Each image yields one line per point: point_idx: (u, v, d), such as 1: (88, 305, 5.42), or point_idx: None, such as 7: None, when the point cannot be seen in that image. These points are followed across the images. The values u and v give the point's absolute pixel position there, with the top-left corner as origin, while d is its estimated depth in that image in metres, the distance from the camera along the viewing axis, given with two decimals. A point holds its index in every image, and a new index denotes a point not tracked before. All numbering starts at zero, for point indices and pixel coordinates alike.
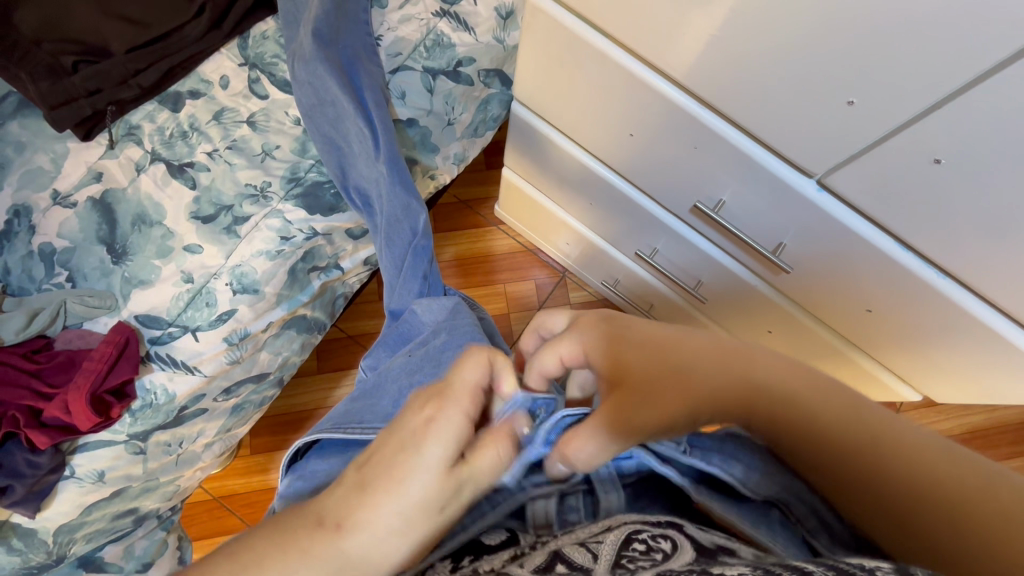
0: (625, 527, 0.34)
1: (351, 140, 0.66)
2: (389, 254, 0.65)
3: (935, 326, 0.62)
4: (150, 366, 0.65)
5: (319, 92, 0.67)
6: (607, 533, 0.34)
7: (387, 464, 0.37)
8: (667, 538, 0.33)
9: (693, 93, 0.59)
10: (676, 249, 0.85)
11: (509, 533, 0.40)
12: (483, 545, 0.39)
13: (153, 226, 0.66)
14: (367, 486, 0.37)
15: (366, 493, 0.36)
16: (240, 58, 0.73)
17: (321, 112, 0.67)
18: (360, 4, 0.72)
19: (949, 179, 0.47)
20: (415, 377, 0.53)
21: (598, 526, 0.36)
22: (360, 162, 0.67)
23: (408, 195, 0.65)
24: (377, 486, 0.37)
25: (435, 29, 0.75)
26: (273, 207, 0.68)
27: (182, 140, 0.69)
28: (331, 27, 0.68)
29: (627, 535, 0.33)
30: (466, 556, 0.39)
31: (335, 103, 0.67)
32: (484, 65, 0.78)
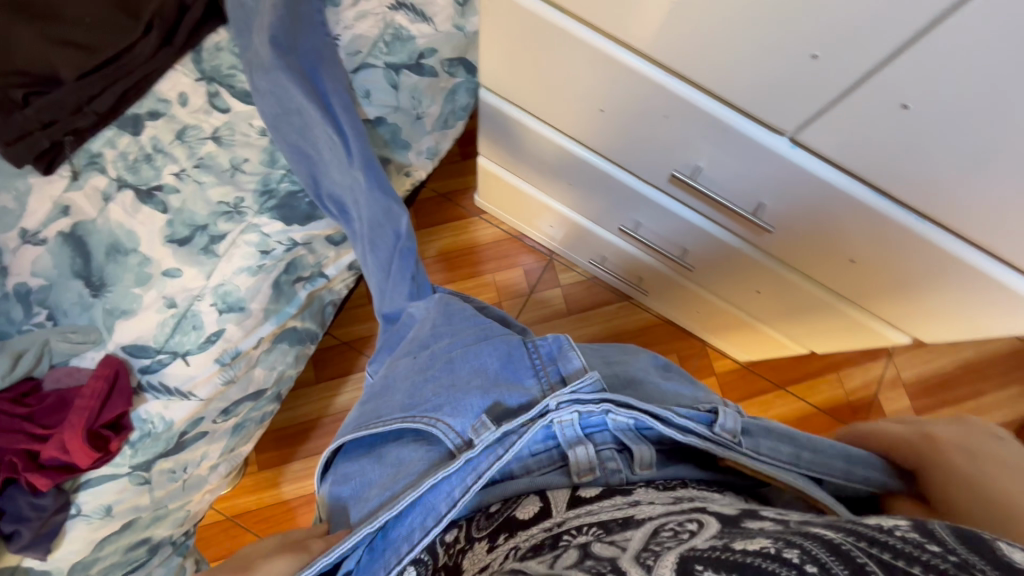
0: (652, 524, 0.34)
1: (320, 147, 0.65)
2: (374, 259, 0.65)
3: (918, 269, 0.63)
4: (144, 396, 0.64)
5: (283, 101, 0.66)
6: (633, 530, 0.34)
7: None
8: (694, 522, 0.33)
9: (659, 63, 0.58)
10: (659, 221, 0.85)
11: (540, 505, 0.42)
12: (516, 521, 0.41)
13: (128, 254, 0.65)
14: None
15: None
16: (196, 73, 0.71)
17: (287, 121, 0.66)
18: (313, 5, 0.70)
19: (917, 122, 0.47)
20: (429, 373, 0.51)
21: (622, 516, 0.37)
22: (332, 170, 0.65)
23: (388, 198, 0.64)
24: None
25: (393, 23, 0.73)
26: (248, 222, 0.67)
27: (146, 163, 0.68)
28: (287, 32, 0.66)
29: (655, 528, 0.33)
30: (501, 534, 0.41)
31: (300, 112, 0.65)
32: (447, 54, 0.77)
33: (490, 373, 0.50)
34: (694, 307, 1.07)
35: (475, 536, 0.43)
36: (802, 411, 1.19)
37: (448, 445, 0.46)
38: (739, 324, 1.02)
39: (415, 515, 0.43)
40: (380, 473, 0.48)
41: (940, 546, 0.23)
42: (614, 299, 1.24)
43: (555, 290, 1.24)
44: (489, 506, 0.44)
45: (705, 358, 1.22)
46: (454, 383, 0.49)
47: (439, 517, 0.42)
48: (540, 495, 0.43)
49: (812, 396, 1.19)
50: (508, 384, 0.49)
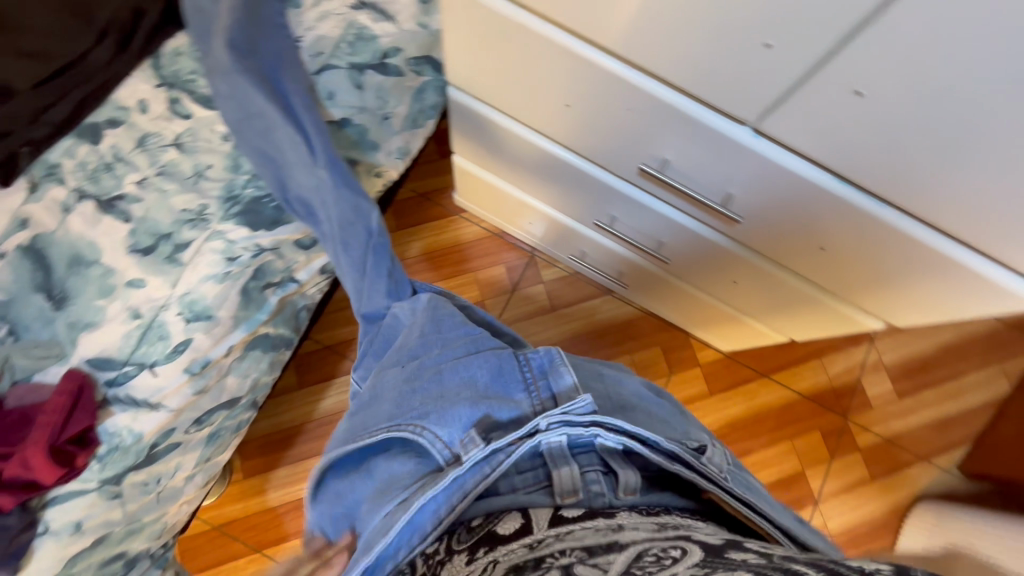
0: (634, 550, 0.37)
1: (285, 149, 0.65)
2: (347, 258, 0.64)
3: (885, 255, 0.64)
4: (110, 409, 0.63)
5: (244, 106, 0.66)
6: (616, 553, 0.36)
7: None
8: (677, 548, 0.36)
9: (618, 55, 0.58)
10: (634, 215, 0.85)
11: (522, 521, 0.42)
12: (498, 535, 0.41)
13: (90, 265, 0.63)
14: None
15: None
16: (155, 79, 0.70)
17: (249, 125, 0.66)
18: (272, 7, 0.69)
19: (871, 109, 0.47)
20: (416, 385, 0.51)
21: (605, 539, 0.38)
22: (298, 172, 0.65)
23: (355, 195, 0.64)
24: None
25: (355, 22, 0.73)
26: (213, 229, 0.66)
27: (107, 173, 0.66)
28: (245, 35, 0.66)
29: (639, 552, 0.36)
30: (481, 548, 0.40)
31: (263, 115, 0.65)
32: (412, 53, 0.76)
33: (479, 386, 0.50)
34: (675, 299, 1.08)
35: (455, 548, 0.42)
36: (788, 398, 1.20)
37: (436, 458, 0.45)
38: (719, 315, 1.03)
39: (401, 533, 0.41)
40: (369, 488, 0.48)
41: None
42: (597, 293, 1.24)
43: (539, 286, 1.24)
44: (472, 519, 0.43)
45: (688, 351, 1.22)
46: (443, 395, 0.49)
47: (423, 532, 0.41)
48: (523, 511, 0.42)
49: (796, 382, 1.20)
50: (498, 396, 0.49)
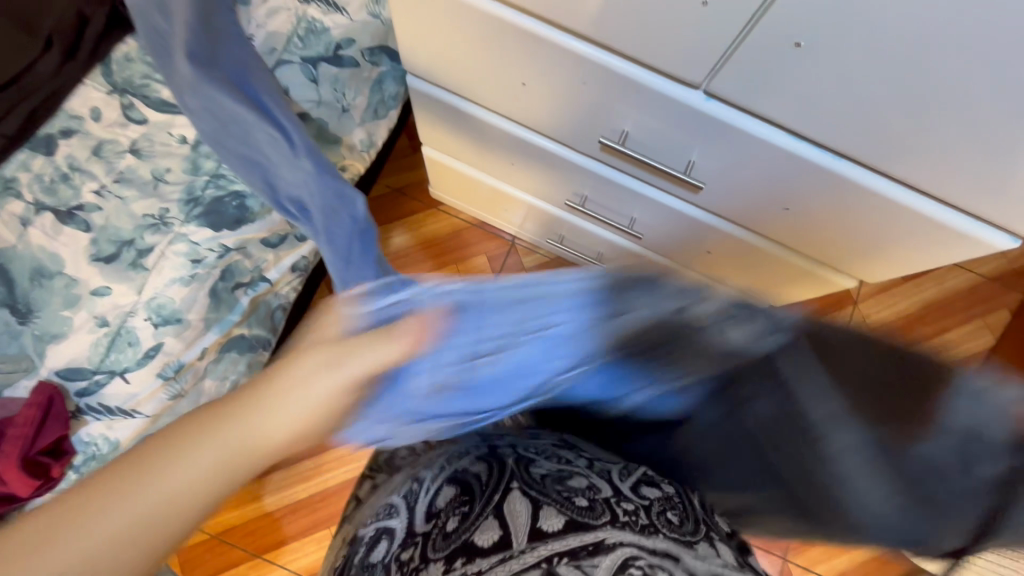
0: (622, 551, 0.36)
1: (267, 151, 0.63)
2: (331, 247, 0.61)
3: (847, 211, 0.64)
4: (84, 419, 0.63)
5: (217, 114, 0.65)
6: (602, 554, 0.36)
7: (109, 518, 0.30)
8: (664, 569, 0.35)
9: (563, 27, 0.57)
10: (603, 191, 0.85)
11: (500, 533, 0.40)
12: (475, 546, 0.40)
13: (53, 277, 0.63)
14: (206, 439, 0.33)
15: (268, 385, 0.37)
16: (107, 86, 0.69)
17: (227, 132, 0.65)
18: (226, 14, 0.68)
19: (813, 59, 0.47)
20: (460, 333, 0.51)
21: (591, 540, 0.37)
22: (283, 170, 0.63)
23: (338, 182, 0.62)
24: (171, 469, 0.32)
25: (306, 16, 0.73)
26: (175, 232, 0.66)
27: (64, 183, 0.66)
28: (203, 45, 0.65)
29: (623, 560, 0.35)
30: (458, 558, 0.39)
31: (238, 120, 0.64)
32: (366, 43, 0.76)
33: None
34: None
35: (430, 557, 0.41)
36: None
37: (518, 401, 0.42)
38: None
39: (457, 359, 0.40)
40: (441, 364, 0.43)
41: None
42: None
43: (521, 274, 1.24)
44: (448, 525, 0.43)
45: None
46: None
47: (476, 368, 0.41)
48: (499, 522, 0.41)
49: None
50: None
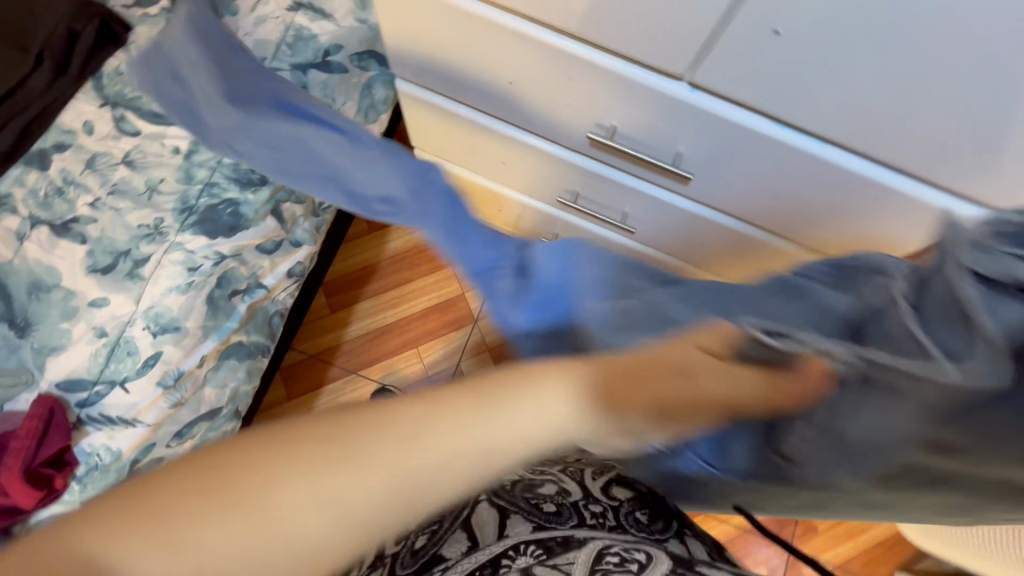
0: (591, 547, 0.48)
1: (333, 158, 0.58)
2: None
3: (837, 197, 0.64)
4: (85, 430, 0.63)
5: (274, 142, 0.61)
6: (574, 552, 0.47)
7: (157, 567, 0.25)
8: (636, 551, 0.47)
9: (547, 24, 0.58)
10: (595, 188, 0.86)
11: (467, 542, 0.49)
12: (443, 556, 0.48)
13: (51, 290, 0.64)
14: (284, 510, 0.26)
15: (376, 437, 0.28)
16: (98, 99, 0.70)
17: (287, 158, 0.60)
18: (237, 46, 0.67)
19: (791, 46, 0.48)
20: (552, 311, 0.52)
21: (560, 536, 0.49)
22: (356, 170, 0.57)
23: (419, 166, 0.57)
24: (242, 538, 0.26)
25: (293, 24, 0.75)
26: (171, 241, 0.66)
27: (58, 197, 0.67)
28: (235, 85, 0.63)
29: (600, 551, 0.47)
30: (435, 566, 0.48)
31: (298, 140, 0.60)
32: (354, 49, 0.76)
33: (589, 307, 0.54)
34: None
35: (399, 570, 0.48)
36: None
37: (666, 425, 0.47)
38: None
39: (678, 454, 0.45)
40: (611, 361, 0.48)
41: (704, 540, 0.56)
42: None
43: None
44: (416, 544, 0.50)
45: None
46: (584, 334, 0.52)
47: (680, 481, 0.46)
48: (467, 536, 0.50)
49: None
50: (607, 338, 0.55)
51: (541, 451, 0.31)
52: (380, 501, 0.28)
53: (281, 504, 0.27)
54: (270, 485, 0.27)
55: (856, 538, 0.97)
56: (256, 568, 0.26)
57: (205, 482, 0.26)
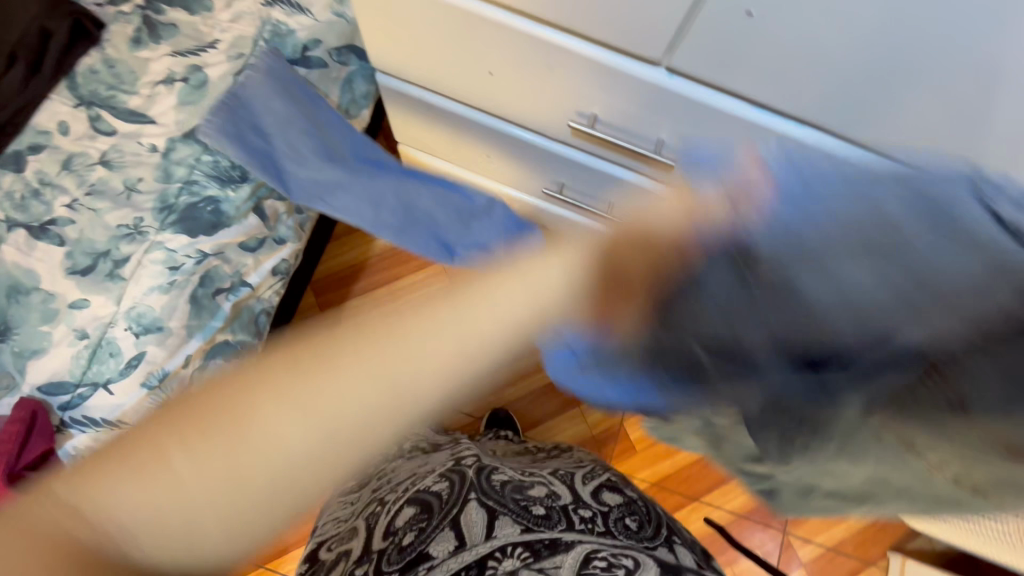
0: (575, 551, 0.48)
1: (436, 214, 0.69)
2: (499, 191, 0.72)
3: None
4: (69, 433, 0.62)
5: (374, 199, 0.70)
6: (560, 557, 0.48)
7: (140, 513, 0.21)
8: (624, 559, 0.48)
9: (524, 13, 0.58)
10: (580, 177, 0.86)
11: (455, 542, 0.50)
12: (430, 555, 0.49)
13: (29, 293, 0.63)
14: (236, 440, 0.20)
15: (319, 362, 0.19)
16: (73, 99, 0.69)
17: (385, 211, 0.71)
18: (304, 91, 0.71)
19: (765, 27, 0.48)
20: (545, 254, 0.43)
21: (547, 538, 0.50)
22: (451, 230, 0.68)
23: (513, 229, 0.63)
24: (198, 474, 0.20)
25: (270, 20, 0.73)
26: (151, 241, 0.65)
27: (35, 199, 0.66)
28: (324, 143, 0.71)
29: (587, 556, 0.48)
30: (422, 565, 0.49)
31: (398, 198, 0.71)
32: (333, 44, 0.75)
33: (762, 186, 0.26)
34: None
35: (385, 568, 0.49)
36: None
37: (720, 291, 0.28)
38: None
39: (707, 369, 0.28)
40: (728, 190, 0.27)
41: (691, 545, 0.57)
42: None
43: None
44: (403, 540, 0.51)
45: None
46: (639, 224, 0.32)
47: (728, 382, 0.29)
48: (455, 534, 0.51)
49: None
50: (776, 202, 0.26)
51: (531, 337, 0.23)
52: (354, 430, 0.20)
53: (242, 451, 0.20)
54: (194, 437, 0.19)
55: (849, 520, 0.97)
56: (247, 501, 0.21)
57: (176, 415, 0.20)
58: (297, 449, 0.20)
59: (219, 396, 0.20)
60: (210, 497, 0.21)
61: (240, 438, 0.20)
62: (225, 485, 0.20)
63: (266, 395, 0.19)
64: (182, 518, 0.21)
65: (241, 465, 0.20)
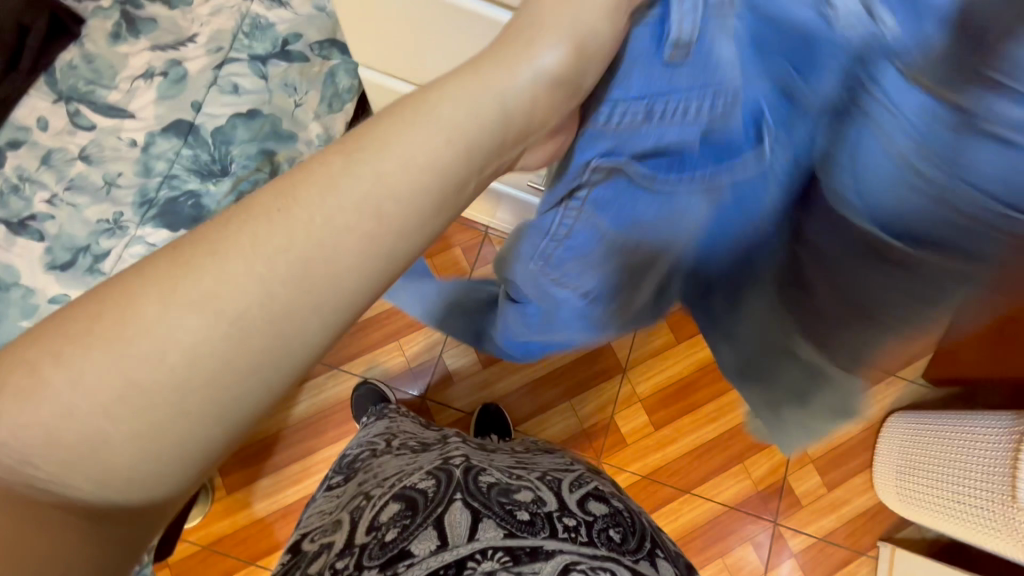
0: (556, 559, 0.45)
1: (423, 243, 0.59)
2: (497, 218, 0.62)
3: None
4: None
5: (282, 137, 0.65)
6: (540, 564, 0.44)
7: (51, 410, 0.20)
8: (604, 572, 0.44)
9: None
10: None
11: (436, 541, 0.46)
12: (410, 552, 0.46)
13: (9, 288, 0.63)
14: (147, 324, 0.20)
15: (220, 236, 0.22)
16: (52, 95, 0.69)
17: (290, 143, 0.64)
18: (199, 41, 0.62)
19: None
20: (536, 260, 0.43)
21: (530, 544, 0.46)
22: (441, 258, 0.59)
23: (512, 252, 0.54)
24: (109, 362, 0.20)
25: (250, 13, 0.72)
26: (132, 235, 0.65)
27: (14, 194, 0.66)
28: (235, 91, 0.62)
29: (566, 565, 0.44)
30: (399, 562, 0.45)
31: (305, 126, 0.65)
32: (314, 37, 0.74)
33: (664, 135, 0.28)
34: None
35: (365, 563, 0.46)
36: None
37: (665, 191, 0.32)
38: None
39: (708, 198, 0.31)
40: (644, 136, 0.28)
41: (678, 562, 0.54)
42: None
43: None
44: (385, 535, 0.47)
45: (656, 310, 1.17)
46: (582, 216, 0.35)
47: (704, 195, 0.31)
48: (437, 531, 0.47)
49: None
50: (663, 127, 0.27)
51: (443, 182, 0.25)
52: (262, 286, 0.21)
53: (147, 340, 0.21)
54: (102, 337, 0.20)
55: (839, 510, 0.97)
56: (166, 428, 0.21)
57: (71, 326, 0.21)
58: (191, 318, 0.21)
59: (123, 289, 0.21)
60: (116, 398, 0.20)
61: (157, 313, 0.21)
62: (126, 385, 0.20)
63: (169, 269, 0.21)
64: (94, 427, 0.20)
65: (142, 354, 0.20)
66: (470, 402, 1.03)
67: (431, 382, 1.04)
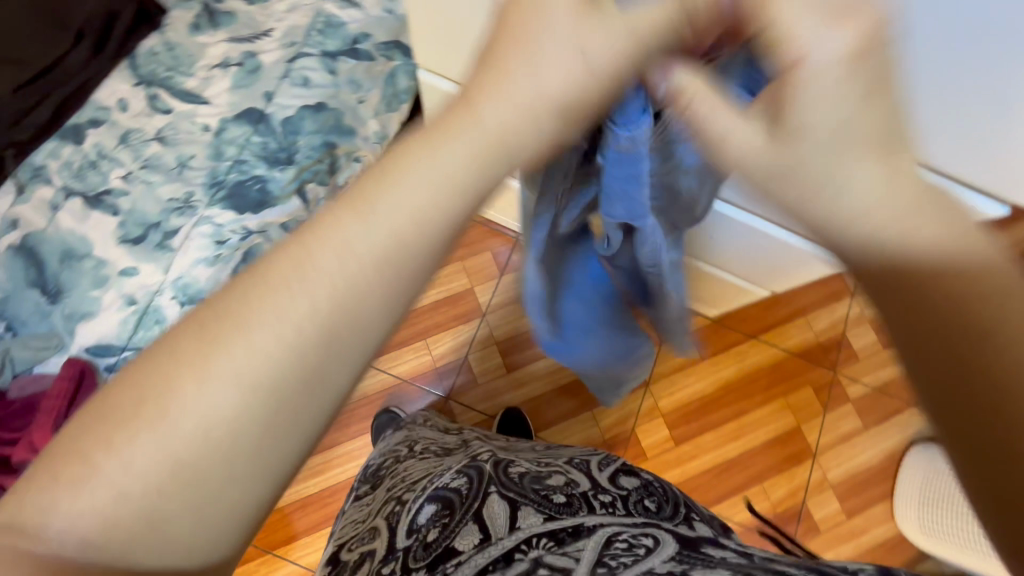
0: (599, 535, 0.40)
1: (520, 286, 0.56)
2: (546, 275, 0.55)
3: None
4: None
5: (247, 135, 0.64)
6: (584, 542, 0.39)
7: (56, 521, 0.22)
8: (647, 537, 0.39)
9: None
10: None
11: (478, 536, 0.42)
12: (454, 550, 0.42)
13: (83, 259, 0.65)
14: (113, 457, 0.22)
15: (189, 353, 0.23)
16: (133, 78, 0.72)
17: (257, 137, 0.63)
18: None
19: None
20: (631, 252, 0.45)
21: (570, 526, 0.41)
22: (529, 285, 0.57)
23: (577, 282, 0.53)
24: (87, 502, 0.22)
25: (324, 12, 0.76)
26: (200, 215, 0.68)
27: (92, 169, 0.69)
28: None
29: (608, 538, 0.39)
30: (441, 564, 0.41)
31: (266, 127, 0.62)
32: (381, 38, 0.76)
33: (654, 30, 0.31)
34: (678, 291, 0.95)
35: (412, 566, 0.43)
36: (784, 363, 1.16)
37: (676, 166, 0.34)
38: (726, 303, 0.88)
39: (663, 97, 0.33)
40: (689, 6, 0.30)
41: (720, 529, 0.50)
42: None
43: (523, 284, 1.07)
44: (428, 536, 0.45)
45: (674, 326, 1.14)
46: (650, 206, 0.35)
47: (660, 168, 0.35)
48: (477, 529, 0.43)
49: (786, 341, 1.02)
50: None
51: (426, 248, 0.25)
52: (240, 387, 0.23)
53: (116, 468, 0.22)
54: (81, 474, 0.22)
55: (858, 538, 0.96)
56: (155, 542, 0.23)
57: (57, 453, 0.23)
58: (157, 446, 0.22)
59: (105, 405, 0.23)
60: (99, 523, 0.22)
61: (137, 435, 0.22)
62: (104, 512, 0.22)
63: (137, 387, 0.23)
64: (80, 566, 0.22)
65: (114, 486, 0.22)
66: (492, 405, 1.04)
67: (455, 383, 1.05)
